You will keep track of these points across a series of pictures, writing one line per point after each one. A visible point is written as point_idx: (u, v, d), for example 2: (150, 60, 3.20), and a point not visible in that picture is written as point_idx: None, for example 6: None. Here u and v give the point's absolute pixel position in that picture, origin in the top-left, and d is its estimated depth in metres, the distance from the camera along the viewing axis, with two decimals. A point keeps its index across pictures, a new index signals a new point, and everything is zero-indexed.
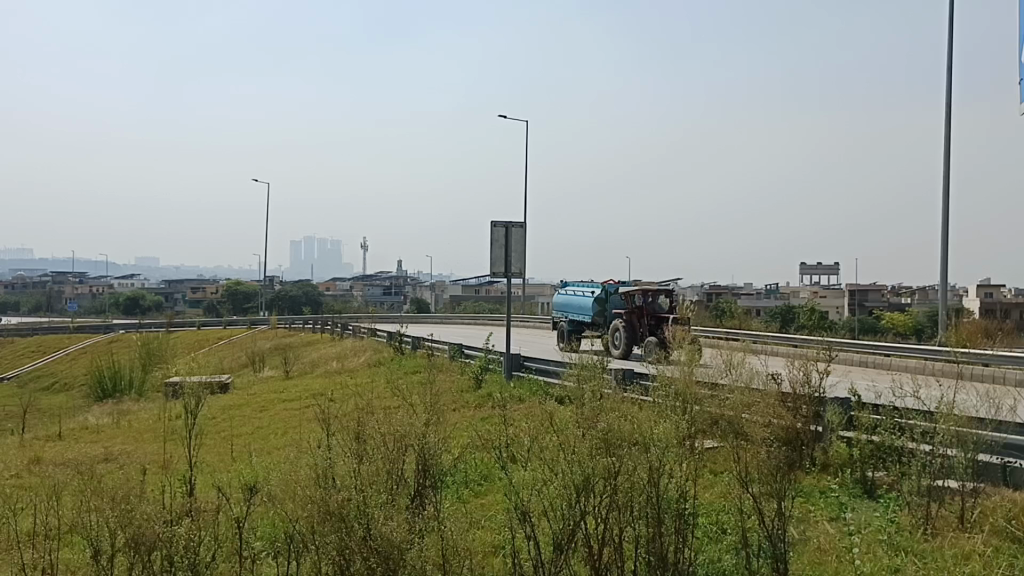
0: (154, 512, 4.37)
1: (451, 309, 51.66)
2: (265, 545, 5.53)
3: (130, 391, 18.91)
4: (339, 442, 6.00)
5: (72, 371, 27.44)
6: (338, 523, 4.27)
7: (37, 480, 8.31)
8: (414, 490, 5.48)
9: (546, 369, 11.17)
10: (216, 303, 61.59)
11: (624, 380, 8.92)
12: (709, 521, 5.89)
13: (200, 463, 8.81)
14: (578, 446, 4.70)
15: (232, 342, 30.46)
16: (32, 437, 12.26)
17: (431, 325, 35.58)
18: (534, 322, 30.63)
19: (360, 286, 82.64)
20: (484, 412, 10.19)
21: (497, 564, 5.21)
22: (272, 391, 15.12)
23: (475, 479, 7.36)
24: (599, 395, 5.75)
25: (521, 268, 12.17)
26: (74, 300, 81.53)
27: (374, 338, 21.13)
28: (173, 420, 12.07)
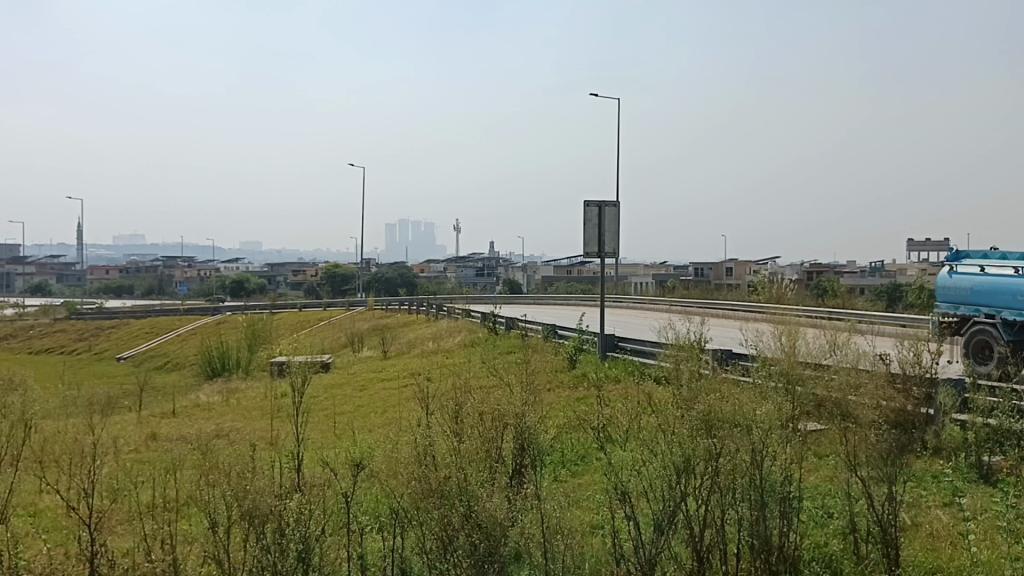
0: (266, 486, 4.56)
1: (543, 290, 51.78)
2: (370, 519, 5.69)
3: (237, 370, 19.70)
4: (438, 423, 6.09)
5: (183, 350, 28.82)
6: (440, 500, 4.35)
7: (154, 454, 8.76)
8: (513, 469, 5.54)
9: (642, 349, 11.04)
10: (316, 285, 63.52)
11: (722, 360, 8.74)
12: (814, 505, 5.75)
13: (306, 439, 9.12)
14: (677, 427, 4.67)
15: (331, 324, 31.33)
16: (149, 413, 12.96)
17: (523, 306, 35.73)
18: (629, 301, 30.36)
19: (455, 268, 83.77)
20: (579, 393, 10.20)
21: (597, 544, 5.23)
22: (372, 371, 15.51)
23: (572, 459, 7.35)
24: (699, 375, 5.68)
25: (615, 247, 12.06)
26: (183, 284, 85.17)
27: (469, 319, 21.37)
28: (278, 397, 12.50)
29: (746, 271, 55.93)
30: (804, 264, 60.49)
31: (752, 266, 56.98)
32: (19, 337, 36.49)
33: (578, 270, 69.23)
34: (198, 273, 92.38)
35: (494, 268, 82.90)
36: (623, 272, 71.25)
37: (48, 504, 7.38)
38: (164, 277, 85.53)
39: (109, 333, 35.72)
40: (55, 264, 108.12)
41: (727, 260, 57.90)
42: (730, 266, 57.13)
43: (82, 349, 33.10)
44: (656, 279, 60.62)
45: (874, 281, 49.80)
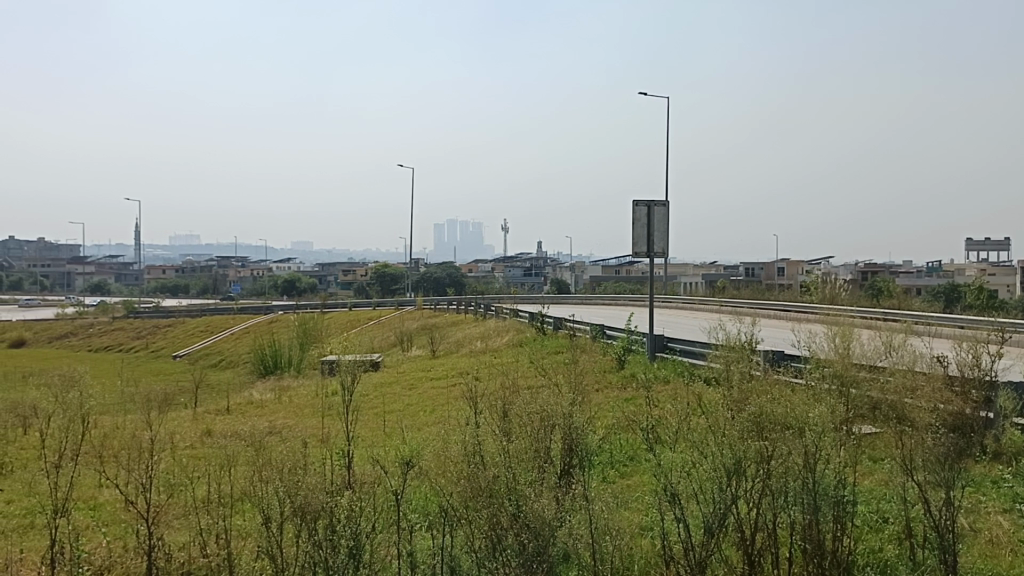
0: (318, 483, 4.63)
1: (591, 289, 51.67)
2: (420, 517, 5.74)
3: (289, 368, 19.99)
4: (487, 422, 6.11)
5: (237, 348, 29.37)
6: (489, 499, 4.38)
7: (208, 450, 8.93)
8: (561, 469, 5.55)
9: (691, 350, 10.94)
10: (366, 284, 64.25)
11: (774, 361, 8.63)
12: (868, 509, 5.66)
13: (355, 437, 9.22)
14: (728, 429, 4.63)
15: (380, 323, 31.65)
16: (204, 409, 13.25)
17: (570, 306, 35.70)
18: (677, 301, 30.14)
19: (503, 268, 84.01)
20: (627, 393, 10.15)
21: (646, 546, 5.20)
22: (420, 370, 15.63)
23: (621, 459, 7.31)
24: (749, 377, 5.63)
25: (665, 247, 11.95)
26: (236, 284, 86.77)
27: (517, 318, 21.41)
28: (328, 395, 12.66)
29: (797, 270, 55.15)
30: (858, 264, 59.40)
31: (804, 266, 56.17)
32: (79, 335, 37.53)
33: (626, 270, 68.90)
34: (250, 272, 94.03)
35: (542, 268, 82.93)
36: (671, 272, 70.75)
37: (107, 497, 7.58)
38: (218, 276, 87.25)
39: (166, 332, 36.53)
40: (114, 264, 110.96)
41: (778, 259, 57.15)
42: (781, 266, 56.37)
43: (139, 347, 33.87)
44: (705, 279, 60.09)
45: (930, 281, 48.76)
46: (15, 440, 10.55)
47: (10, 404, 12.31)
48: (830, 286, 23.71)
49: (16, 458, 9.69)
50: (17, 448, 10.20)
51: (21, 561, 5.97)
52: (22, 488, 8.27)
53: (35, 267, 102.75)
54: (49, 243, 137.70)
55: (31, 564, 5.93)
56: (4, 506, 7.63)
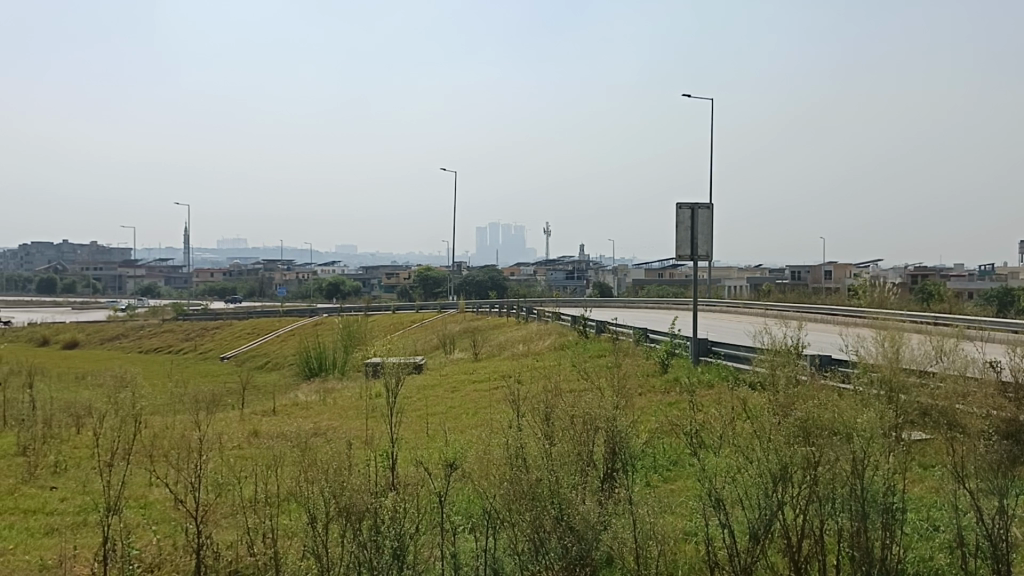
0: (362, 484, 4.69)
1: (634, 292, 51.39)
2: (464, 519, 5.76)
3: (334, 370, 20.24)
4: (530, 426, 6.10)
5: (283, 350, 29.75)
6: (532, 502, 4.37)
7: (255, 451, 9.08)
8: (604, 473, 5.52)
9: (735, 353, 10.84)
10: (410, 287, 64.63)
11: (821, 366, 8.49)
12: (918, 517, 5.55)
13: (399, 439, 9.28)
14: (774, 434, 4.57)
15: (423, 326, 31.78)
16: (251, 410, 13.46)
17: (612, 310, 35.59)
18: (722, 304, 29.91)
19: (545, 271, 84.06)
20: (671, 397, 10.07)
21: (690, 552, 5.17)
22: (462, 372, 15.70)
23: (664, 464, 7.25)
24: (795, 382, 5.54)
25: (709, 251, 11.85)
26: (282, 286, 87.93)
27: (559, 322, 21.37)
28: (372, 397, 12.77)
29: (845, 273, 54.39)
30: (908, 267, 58.35)
31: (852, 270, 55.21)
32: (130, 337, 38.29)
33: (670, 273, 68.47)
34: (296, 275, 95.21)
35: (584, 270, 82.83)
36: (716, 275, 70.15)
37: (157, 496, 7.71)
38: (264, 279, 88.47)
39: (214, 334, 37.15)
40: (163, 266, 112.96)
41: (825, 262, 56.29)
42: (828, 269, 55.59)
43: (188, 348, 34.50)
44: (750, 282, 59.41)
45: (982, 285, 47.65)
46: (69, 439, 10.80)
47: (64, 404, 12.61)
48: (878, 289, 23.36)
49: (69, 456, 9.92)
50: (70, 446, 10.44)
51: (74, 558, 6.11)
52: (76, 486, 8.46)
53: (88, 271, 105.11)
54: (102, 247, 141.12)
55: (84, 561, 6.07)
56: (58, 503, 7.83)
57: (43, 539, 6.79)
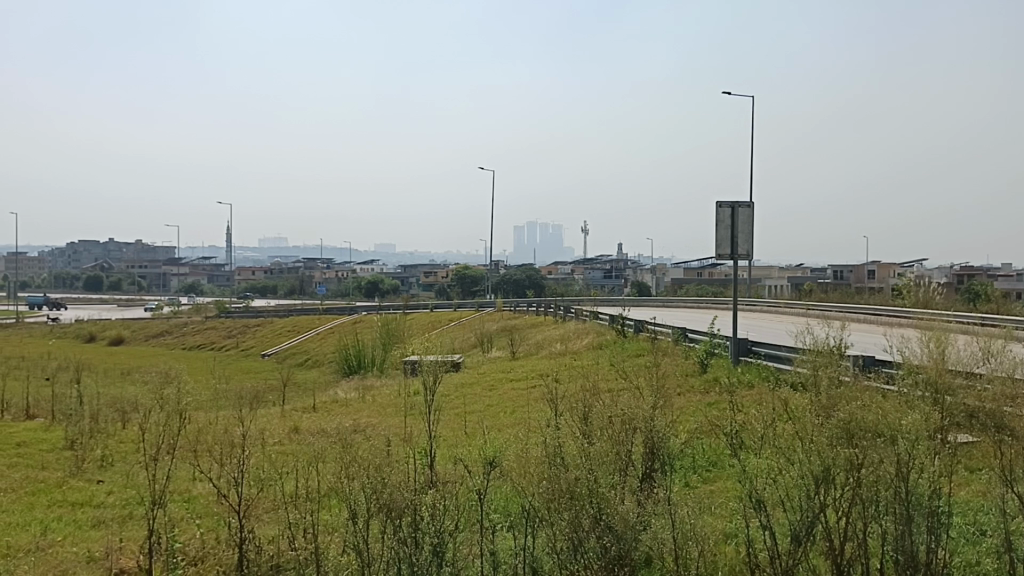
0: (401, 482, 4.73)
1: (672, 292, 50.99)
2: (502, 517, 5.78)
3: (372, 368, 20.38)
4: (568, 425, 6.10)
5: (322, 348, 30.03)
6: (571, 501, 4.36)
7: (295, 447, 9.20)
8: (643, 473, 5.51)
9: (776, 353, 10.72)
10: (447, 287, 64.80)
11: (864, 367, 8.37)
12: (964, 521, 5.45)
13: (438, 437, 9.32)
14: (817, 435, 4.51)
15: (460, 324, 31.84)
16: (291, 407, 13.62)
17: (650, 309, 35.39)
18: (762, 304, 29.60)
19: (582, 270, 83.80)
20: (710, 398, 9.99)
21: (730, 553, 5.14)
22: (500, 371, 15.72)
23: (703, 464, 7.19)
24: (838, 383, 5.46)
25: (749, 249, 11.73)
26: (321, 284, 88.75)
27: (597, 322, 21.30)
28: (411, 395, 12.85)
29: (889, 273, 53.48)
30: (954, 267, 57.21)
31: (896, 270, 54.26)
32: (173, 334, 38.90)
33: (709, 272, 67.89)
34: (335, 274, 96.01)
35: (622, 269, 82.46)
36: (756, 274, 69.40)
37: (200, 491, 7.84)
38: (304, 278, 89.33)
39: (255, 331, 37.62)
40: (206, 264, 114.55)
41: (868, 261, 55.42)
42: (872, 269, 54.70)
43: (230, 345, 34.96)
44: (790, 282, 58.72)
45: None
46: (115, 433, 11.02)
47: (110, 400, 12.86)
48: (923, 289, 22.97)
49: (115, 451, 10.12)
50: (116, 441, 10.65)
51: (121, 550, 6.25)
52: (121, 480, 8.63)
53: (133, 269, 107.11)
54: (146, 245, 143.62)
55: (130, 553, 6.19)
56: (104, 497, 8.00)
57: (90, 531, 6.95)
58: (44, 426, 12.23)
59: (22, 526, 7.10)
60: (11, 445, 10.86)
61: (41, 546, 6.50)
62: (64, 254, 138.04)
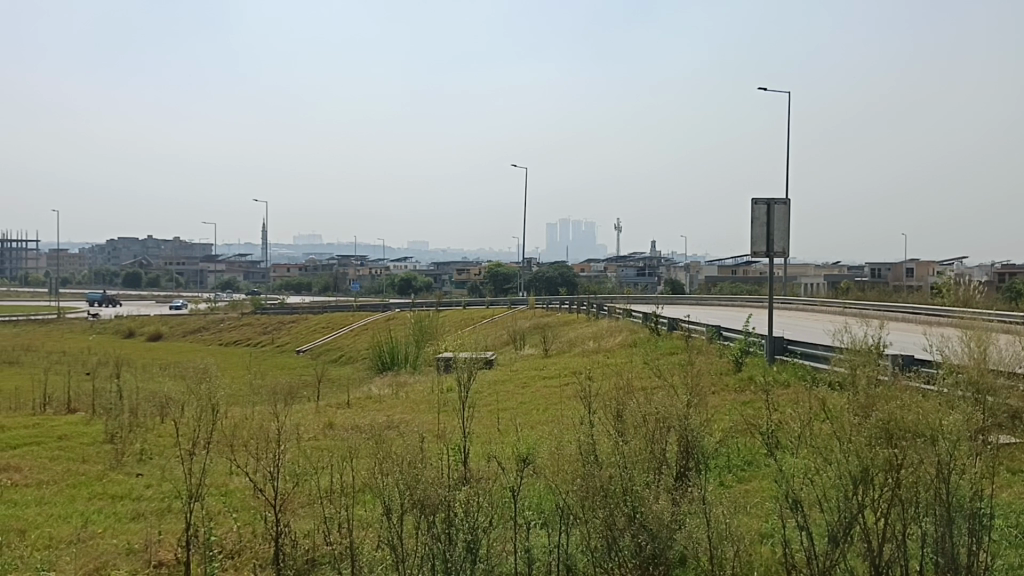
0: (436, 477, 4.75)
1: (706, 290, 50.65)
2: (536, 514, 5.78)
3: (406, 364, 20.48)
4: (601, 423, 6.07)
5: (356, 344, 30.21)
6: (605, 498, 4.34)
7: (330, 442, 9.28)
8: (677, 472, 5.48)
9: (813, 353, 10.60)
10: (480, 284, 64.89)
11: (903, 366, 8.25)
12: (1006, 524, 5.36)
13: (472, 434, 9.33)
14: (855, 435, 4.44)
15: (494, 322, 31.85)
16: (326, 403, 13.73)
17: (684, 307, 35.17)
18: (798, 303, 29.30)
19: (615, 267, 83.49)
20: (746, 396, 9.91)
21: (766, 553, 5.11)
22: (533, 368, 15.71)
23: (738, 464, 7.13)
24: (877, 382, 5.38)
25: (785, 247, 11.56)
26: (355, 282, 89.39)
27: (630, 319, 21.23)
28: (444, 392, 12.89)
29: (928, 271, 52.60)
30: (996, 265, 56.15)
31: (935, 267, 53.39)
32: (210, 330, 39.42)
33: (743, 270, 67.28)
34: (369, 271, 96.55)
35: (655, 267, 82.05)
36: (791, 272, 68.64)
37: (237, 485, 7.95)
38: (338, 275, 90.06)
39: (290, 327, 37.97)
40: (241, 260, 115.88)
41: (907, 260, 54.59)
42: (911, 267, 53.88)
43: (265, 341, 35.33)
44: (827, 280, 58.00)
45: None
46: (153, 428, 11.20)
47: (149, 394, 13.07)
48: (964, 287, 22.57)
49: (154, 445, 10.27)
50: (155, 435, 10.82)
51: (160, 542, 6.34)
52: (159, 474, 8.76)
53: (170, 266, 108.66)
54: (183, 242, 145.60)
55: (169, 546, 6.29)
56: (143, 490, 8.13)
57: (130, 523, 7.06)
58: (86, 420, 12.48)
59: (64, 518, 7.23)
60: (53, 438, 11.08)
61: (82, 537, 6.62)
62: (104, 251, 140.35)
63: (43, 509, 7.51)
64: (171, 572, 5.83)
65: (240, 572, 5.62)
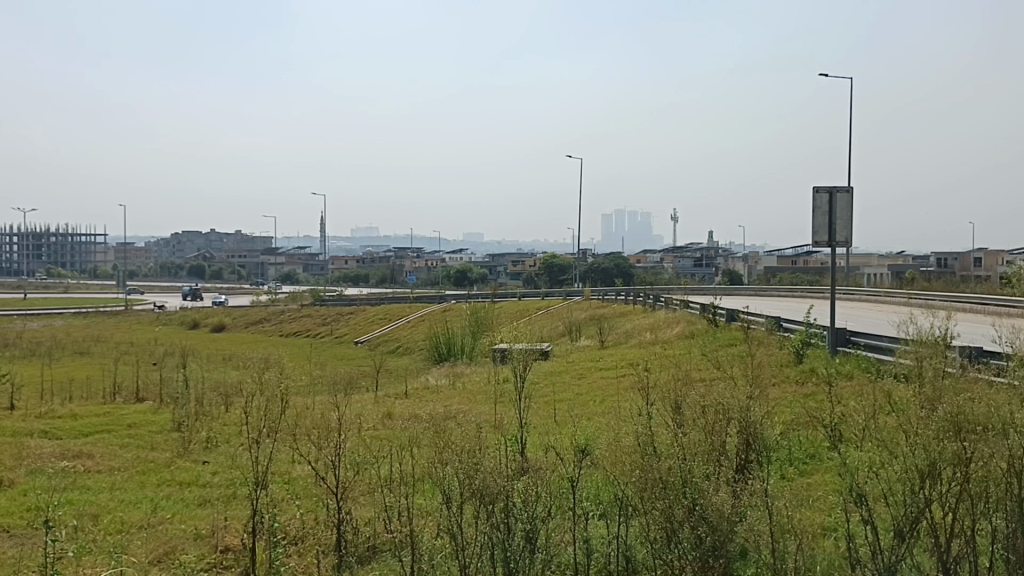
0: (495, 467, 4.77)
1: (765, 281, 49.89)
2: (595, 504, 5.79)
3: (462, 355, 20.63)
4: (660, 414, 6.04)
5: (414, 335, 30.50)
6: (664, 490, 4.33)
7: (389, 432, 9.38)
8: (738, 465, 5.44)
9: (877, 344, 10.36)
10: (535, 275, 64.95)
11: (971, 359, 8.02)
12: None
13: (529, 425, 9.37)
14: (922, 429, 4.34)
15: (550, 313, 31.86)
16: (385, 393, 13.92)
17: (743, 298, 34.77)
18: (861, 294, 28.69)
19: (672, 258, 82.73)
20: (808, 389, 9.73)
21: (830, 548, 5.05)
22: (590, 359, 15.70)
23: (801, 457, 7.04)
24: (944, 374, 5.25)
25: (848, 236, 11.37)
26: (412, 273, 90.32)
27: (688, 311, 21.05)
28: (501, 383, 12.97)
29: (997, 261, 51.10)
30: None
31: (1005, 258, 51.83)
32: (271, 321, 40.14)
33: (804, 261, 66.11)
34: (426, 263, 97.34)
35: (713, 257, 81.09)
36: (854, 262, 67.22)
37: (300, 473, 8.11)
38: (395, 267, 91.07)
39: (348, 319, 38.50)
40: (301, 252, 117.90)
41: (975, 250, 53.07)
42: (978, 257, 52.40)
43: (325, 332, 35.88)
44: (892, 270, 56.65)
45: None
46: (220, 416, 11.48)
47: (215, 384, 13.40)
48: None
49: (219, 433, 10.51)
50: (220, 423, 11.09)
51: (226, 528, 6.50)
52: (225, 461, 8.99)
53: (234, 259, 111.24)
54: (246, 236, 148.82)
55: (235, 531, 6.45)
56: (211, 477, 8.35)
57: (197, 509, 7.25)
58: (153, 409, 12.83)
59: (134, 503, 7.45)
60: (123, 426, 11.41)
61: (152, 522, 6.82)
62: (169, 244, 144.38)
63: (115, 495, 7.76)
64: (238, 557, 5.96)
65: (303, 557, 5.74)
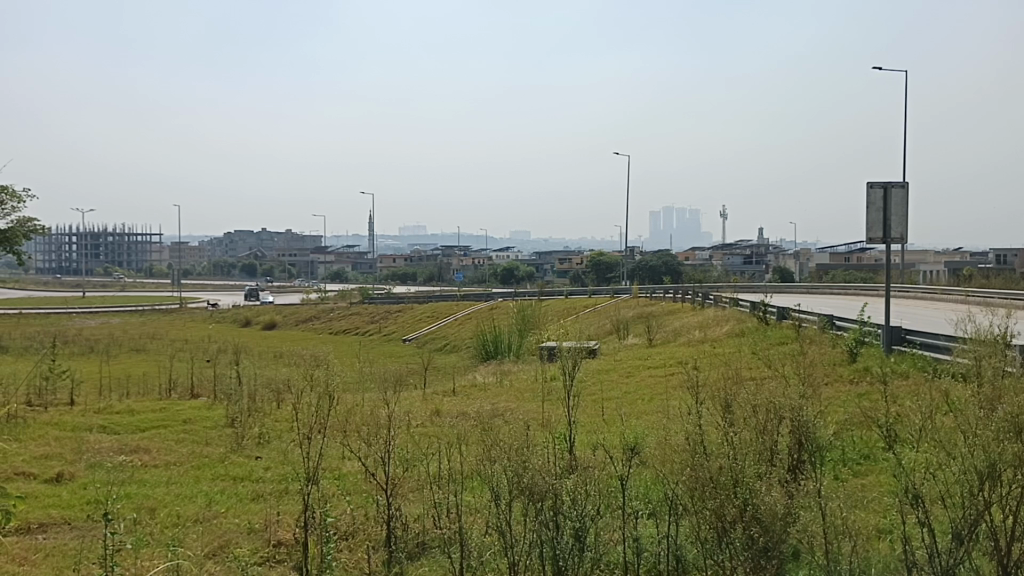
0: (543, 465, 4.76)
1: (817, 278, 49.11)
2: (645, 503, 5.77)
3: (509, 353, 20.68)
4: (710, 413, 5.98)
5: (461, 333, 30.62)
6: (715, 490, 4.28)
7: (438, 429, 9.46)
8: (790, 465, 5.37)
9: (933, 343, 10.13)
10: (583, 273, 64.71)
11: None
12: None
13: (577, 423, 9.37)
14: (980, 430, 4.23)
15: (597, 311, 31.73)
16: (433, 390, 14.00)
17: (795, 295, 34.26)
18: (917, 291, 28.07)
19: (721, 255, 81.77)
20: (862, 388, 9.55)
21: (884, 549, 4.96)
22: (638, 358, 15.58)
23: (854, 457, 6.92)
24: (1004, 373, 5.11)
25: (903, 232, 11.11)
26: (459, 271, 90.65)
27: (737, 309, 20.81)
28: (548, 381, 12.96)
29: None
30: None
31: None
32: (321, 319, 40.66)
33: (857, 257, 64.86)
34: (473, 261, 97.65)
35: (763, 254, 79.91)
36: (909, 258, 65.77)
37: (350, 469, 8.21)
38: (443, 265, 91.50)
39: (397, 317, 38.81)
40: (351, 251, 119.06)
41: None
42: None
43: (373, 330, 36.19)
44: (949, 266, 55.24)
45: None
46: (271, 412, 11.68)
47: (267, 380, 13.63)
48: None
49: (271, 429, 10.69)
50: (273, 419, 11.28)
51: (278, 523, 6.61)
52: (277, 456, 9.15)
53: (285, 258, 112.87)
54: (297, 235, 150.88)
55: (287, 526, 6.56)
56: (263, 471, 8.50)
57: (251, 503, 7.39)
58: (207, 404, 13.09)
59: (189, 497, 7.62)
60: (179, 421, 11.69)
61: (207, 516, 6.96)
62: (223, 243, 147.06)
63: (171, 488, 7.94)
64: (290, 551, 6.08)
65: (354, 552, 5.80)
